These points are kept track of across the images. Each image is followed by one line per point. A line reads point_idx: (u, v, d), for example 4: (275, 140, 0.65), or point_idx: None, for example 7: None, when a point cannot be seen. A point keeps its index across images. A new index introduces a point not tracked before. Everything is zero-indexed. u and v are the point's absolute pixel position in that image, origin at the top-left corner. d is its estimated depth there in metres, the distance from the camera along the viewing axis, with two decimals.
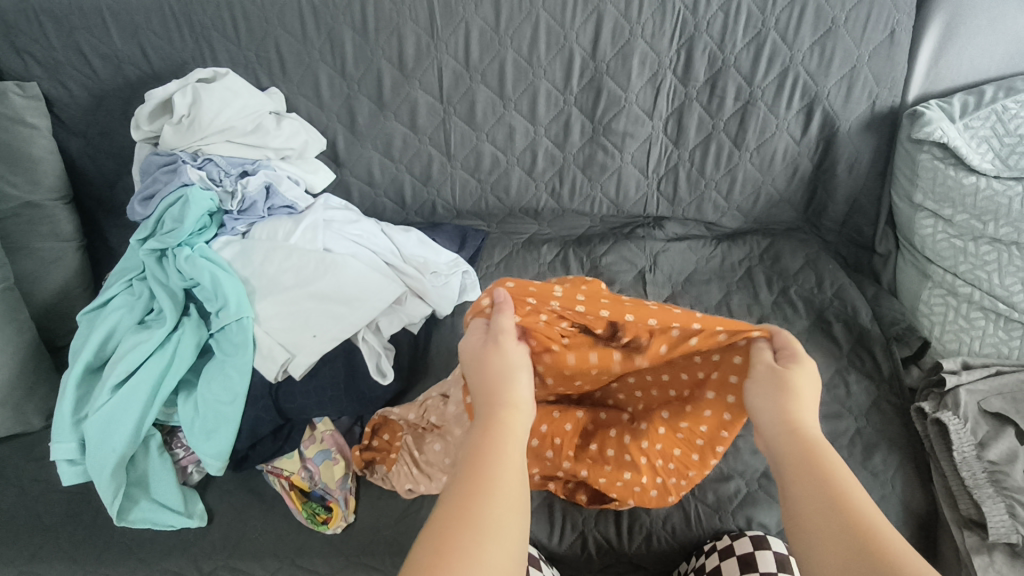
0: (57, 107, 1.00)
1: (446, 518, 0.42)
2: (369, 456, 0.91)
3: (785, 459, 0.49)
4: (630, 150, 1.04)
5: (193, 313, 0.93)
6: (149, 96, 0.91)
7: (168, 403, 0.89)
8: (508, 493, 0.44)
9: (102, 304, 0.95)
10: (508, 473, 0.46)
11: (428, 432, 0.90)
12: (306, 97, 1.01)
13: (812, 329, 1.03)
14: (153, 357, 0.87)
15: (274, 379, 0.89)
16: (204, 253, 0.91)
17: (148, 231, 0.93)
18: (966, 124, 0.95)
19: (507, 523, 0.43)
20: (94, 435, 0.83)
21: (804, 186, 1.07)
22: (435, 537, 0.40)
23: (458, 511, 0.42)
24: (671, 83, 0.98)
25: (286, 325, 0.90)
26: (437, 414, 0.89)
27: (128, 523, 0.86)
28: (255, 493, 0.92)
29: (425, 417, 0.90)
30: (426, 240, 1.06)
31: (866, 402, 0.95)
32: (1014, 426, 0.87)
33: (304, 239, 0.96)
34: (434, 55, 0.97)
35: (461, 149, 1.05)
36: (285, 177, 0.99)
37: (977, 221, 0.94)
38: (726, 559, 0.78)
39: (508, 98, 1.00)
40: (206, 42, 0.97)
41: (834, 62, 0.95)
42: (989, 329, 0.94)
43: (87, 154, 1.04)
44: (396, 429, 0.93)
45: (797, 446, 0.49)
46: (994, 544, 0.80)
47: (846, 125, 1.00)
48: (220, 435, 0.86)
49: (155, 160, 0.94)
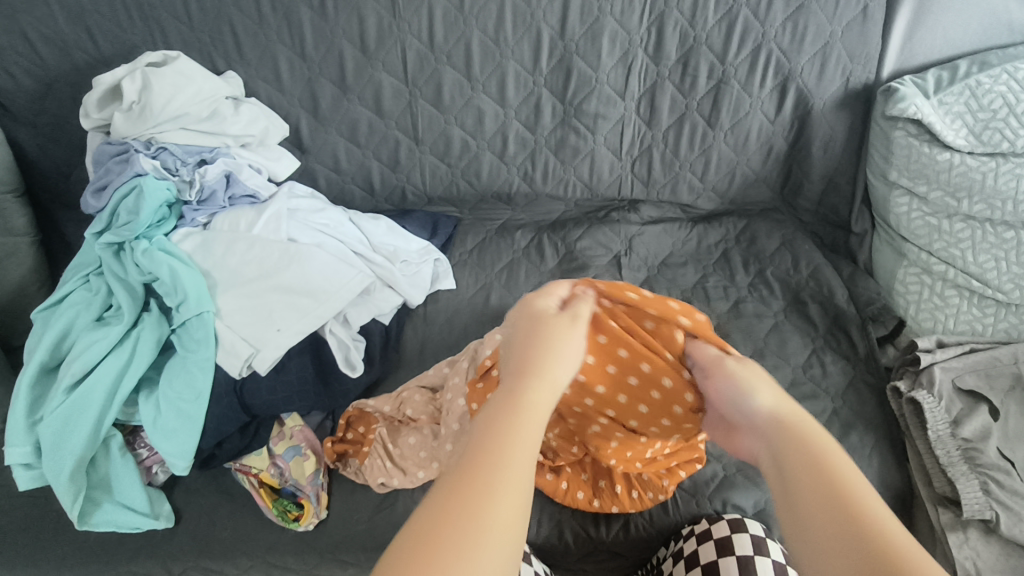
0: (2, 95, 0.95)
1: (444, 501, 0.39)
2: (342, 448, 0.89)
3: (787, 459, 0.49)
4: (603, 132, 1.02)
5: (153, 309, 0.89)
6: (97, 81, 0.87)
7: (129, 402, 0.86)
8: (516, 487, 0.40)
9: (56, 301, 0.91)
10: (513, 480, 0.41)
11: (404, 425, 0.90)
12: (265, 81, 0.97)
13: (788, 310, 1.02)
14: (111, 356, 0.84)
15: (238, 375, 0.85)
16: (162, 246, 0.88)
17: (103, 225, 0.90)
18: (940, 100, 0.94)
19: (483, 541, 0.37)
20: (49, 438, 0.80)
21: (779, 166, 1.05)
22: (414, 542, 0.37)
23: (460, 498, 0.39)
24: (642, 62, 0.96)
25: (250, 318, 0.87)
26: (413, 407, 0.89)
27: (89, 527, 0.83)
28: (223, 492, 0.89)
29: (401, 410, 0.90)
30: (396, 228, 1.03)
31: (843, 382, 0.95)
32: (987, 403, 0.87)
33: (267, 229, 0.93)
34: (397, 35, 0.94)
35: (429, 133, 1.02)
36: (245, 165, 0.96)
37: (951, 198, 0.93)
38: (704, 543, 0.77)
39: (475, 79, 0.97)
40: (158, 25, 0.92)
41: (807, 38, 0.93)
42: (963, 306, 0.95)
43: (37, 144, 0.99)
44: (372, 422, 0.91)
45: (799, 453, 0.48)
46: (969, 521, 0.80)
47: (820, 103, 0.98)
48: (183, 434, 0.83)
49: (108, 149, 0.90)
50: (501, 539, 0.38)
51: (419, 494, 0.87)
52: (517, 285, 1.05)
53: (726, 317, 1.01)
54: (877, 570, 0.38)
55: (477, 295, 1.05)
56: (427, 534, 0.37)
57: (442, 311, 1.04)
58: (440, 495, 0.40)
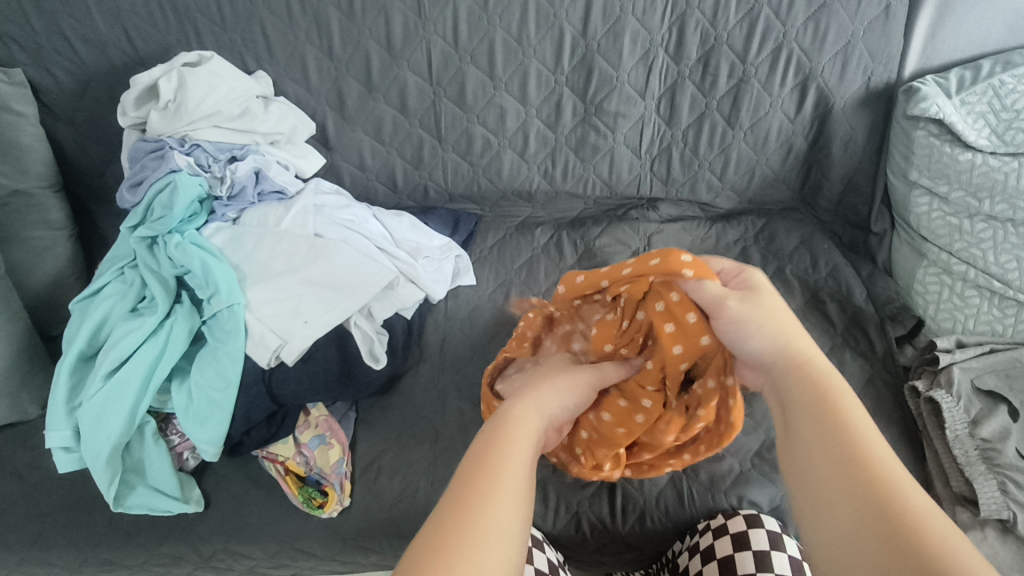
0: (43, 93, 0.98)
1: (461, 495, 0.40)
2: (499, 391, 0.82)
3: (793, 398, 0.49)
4: (623, 130, 1.03)
5: (185, 301, 0.93)
6: (134, 81, 0.89)
7: (162, 389, 0.89)
8: (515, 484, 0.41)
9: (93, 293, 0.95)
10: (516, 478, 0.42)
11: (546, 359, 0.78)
12: (294, 81, 1.00)
13: (806, 308, 1.02)
14: (146, 345, 0.88)
15: (267, 365, 0.88)
16: (194, 240, 0.92)
17: (137, 218, 0.93)
18: (962, 99, 0.94)
19: (495, 532, 0.37)
20: (87, 423, 0.84)
21: (799, 166, 1.06)
22: (437, 535, 0.37)
23: (474, 497, 0.39)
24: (663, 62, 0.97)
25: (278, 311, 0.89)
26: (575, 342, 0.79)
27: (124, 509, 0.86)
28: (251, 478, 0.92)
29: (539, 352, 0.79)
30: (419, 224, 1.06)
31: (860, 381, 0.95)
32: (1007, 404, 0.87)
33: (295, 224, 0.96)
34: (422, 36, 0.96)
35: (451, 131, 1.04)
36: (274, 162, 0.99)
37: (973, 198, 0.93)
38: (720, 537, 0.79)
39: (498, 78, 0.99)
40: (192, 26, 0.95)
41: (828, 38, 0.94)
42: (983, 307, 0.94)
43: (75, 141, 1.03)
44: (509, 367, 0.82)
45: (807, 380, 0.49)
46: (986, 521, 0.80)
47: (841, 102, 0.99)
48: (214, 421, 0.86)
49: (143, 146, 0.93)
50: (501, 546, 0.37)
51: (441, 484, 0.90)
52: (536, 281, 1.07)
53: None
54: (877, 516, 0.38)
55: (497, 290, 1.07)
56: (451, 520, 0.38)
57: (463, 306, 1.06)
58: (458, 490, 0.40)
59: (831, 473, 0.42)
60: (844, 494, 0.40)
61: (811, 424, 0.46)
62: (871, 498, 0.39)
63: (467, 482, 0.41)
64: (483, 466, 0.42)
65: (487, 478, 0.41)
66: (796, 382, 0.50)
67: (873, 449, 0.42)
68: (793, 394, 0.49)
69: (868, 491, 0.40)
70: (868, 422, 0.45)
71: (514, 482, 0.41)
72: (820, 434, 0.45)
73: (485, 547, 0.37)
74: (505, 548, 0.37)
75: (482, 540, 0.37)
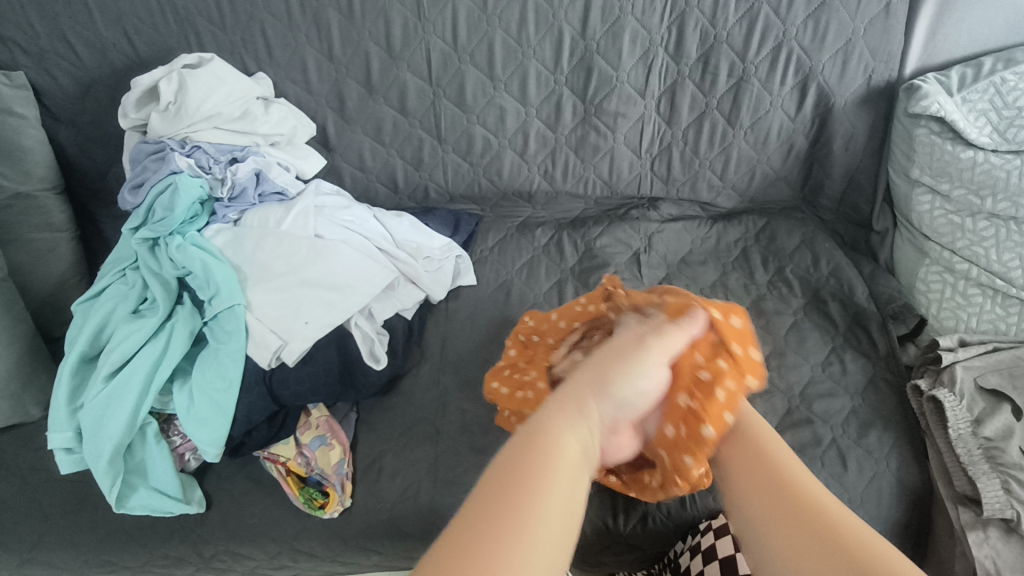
0: (45, 96, 0.99)
1: (493, 495, 0.38)
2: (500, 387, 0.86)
3: (731, 456, 0.53)
4: (623, 130, 1.03)
5: (186, 302, 0.93)
6: (135, 83, 0.90)
7: (163, 391, 0.89)
8: (570, 474, 0.40)
9: (95, 294, 0.95)
10: (569, 487, 0.39)
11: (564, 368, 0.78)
12: (294, 82, 1.00)
13: (808, 307, 1.02)
14: (147, 347, 0.88)
15: (268, 366, 0.88)
16: (195, 241, 0.92)
17: (139, 220, 0.94)
18: (964, 97, 0.94)
19: (542, 538, 0.36)
20: (90, 424, 0.84)
21: (800, 164, 1.06)
22: (463, 542, 0.36)
23: (509, 495, 0.38)
24: (662, 61, 0.97)
25: (278, 312, 0.90)
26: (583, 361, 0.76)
27: (126, 510, 0.87)
28: (252, 479, 0.92)
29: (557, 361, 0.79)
30: (420, 225, 1.06)
31: (862, 380, 0.95)
32: (1010, 403, 0.87)
33: (295, 225, 0.96)
34: (422, 37, 0.96)
35: (452, 131, 1.04)
36: (274, 164, 0.99)
37: (975, 196, 0.93)
38: (721, 537, 0.78)
39: (498, 78, 0.99)
40: (192, 28, 0.95)
41: (828, 36, 0.93)
42: (986, 305, 0.94)
43: (77, 144, 1.03)
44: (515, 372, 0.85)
45: (740, 441, 0.54)
46: (989, 521, 0.80)
47: (842, 101, 0.98)
48: (215, 422, 0.86)
49: (144, 148, 0.94)
50: (549, 552, 0.36)
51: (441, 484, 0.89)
52: (536, 281, 1.07)
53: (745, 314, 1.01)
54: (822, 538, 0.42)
55: (497, 291, 1.07)
56: (480, 522, 0.37)
57: (464, 306, 1.06)
58: (482, 492, 0.39)
59: (776, 508, 0.46)
60: (790, 525, 0.44)
61: (744, 471, 0.51)
62: (816, 522, 0.44)
63: (502, 472, 0.39)
64: (525, 460, 0.40)
65: (532, 482, 0.39)
66: (732, 443, 0.54)
67: (821, 496, 0.46)
68: (726, 453, 0.54)
69: (807, 515, 0.44)
70: (803, 465, 0.49)
71: (565, 480, 0.40)
72: (761, 472, 0.50)
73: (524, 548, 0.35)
74: (551, 555, 0.36)
75: (526, 532, 0.36)
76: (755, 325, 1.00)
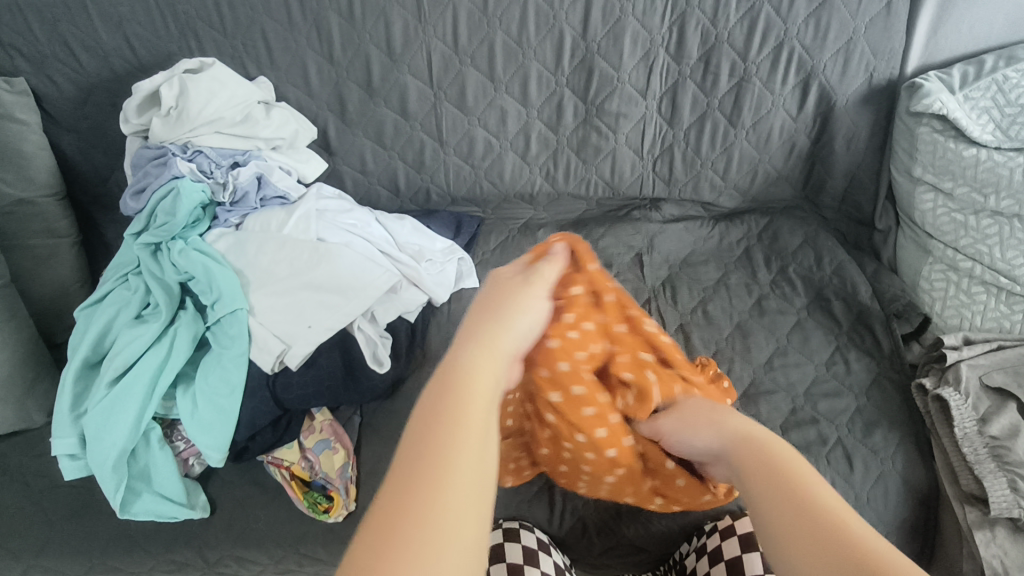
0: (46, 102, 0.99)
1: (407, 484, 0.37)
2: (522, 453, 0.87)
3: (778, 525, 0.47)
4: (625, 131, 1.03)
5: (189, 307, 0.93)
6: (136, 88, 0.90)
7: (167, 396, 0.89)
8: (472, 473, 0.38)
9: (98, 299, 0.96)
10: (473, 453, 0.39)
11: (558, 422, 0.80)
12: (295, 86, 1.00)
13: (811, 307, 1.02)
14: (151, 351, 0.88)
15: (271, 370, 0.88)
16: (198, 247, 0.92)
17: (141, 225, 0.94)
18: (966, 95, 0.94)
19: (454, 541, 0.35)
20: (93, 429, 0.85)
21: (802, 163, 1.05)
22: (379, 527, 0.35)
23: (425, 481, 0.37)
24: (663, 62, 0.97)
25: (281, 316, 0.89)
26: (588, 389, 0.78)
27: (130, 515, 0.87)
28: (256, 483, 0.92)
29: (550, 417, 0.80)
30: (421, 228, 1.06)
31: (867, 380, 0.94)
32: (1016, 402, 0.86)
33: (298, 229, 0.96)
34: (422, 39, 0.96)
35: (453, 134, 1.04)
36: (276, 167, 0.98)
37: (977, 194, 0.92)
38: (727, 539, 0.78)
39: (499, 80, 0.99)
40: (193, 33, 0.95)
41: (829, 35, 0.93)
42: (990, 303, 0.93)
43: (78, 149, 1.03)
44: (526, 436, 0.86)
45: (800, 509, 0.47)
46: (996, 520, 0.79)
47: (844, 100, 0.98)
48: (218, 427, 0.86)
49: (146, 153, 0.93)
50: (463, 543, 0.35)
51: None
52: None
53: (748, 314, 1.01)
54: None
55: None
56: (392, 516, 0.35)
57: (467, 309, 1.06)
58: (398, 486, 0.37)
59: None
60: None
61: (799, 545, 0.45)
62: None
63: (418, 457, 0.39)
64: (429, 441, 0.39)
65: (441, 463, 0.38)
66: (791, 511, 0.48)
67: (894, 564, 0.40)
68: (771, 520, 0.48)
69: None
70: (880, 537, 0.43)
71: (467, 456, 0.39)
72: (827, 547, 0.43)
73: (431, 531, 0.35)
74: (470, 543, 0.36)
75: (434, 523, 0.35)
76: (759, 325, 1.00)
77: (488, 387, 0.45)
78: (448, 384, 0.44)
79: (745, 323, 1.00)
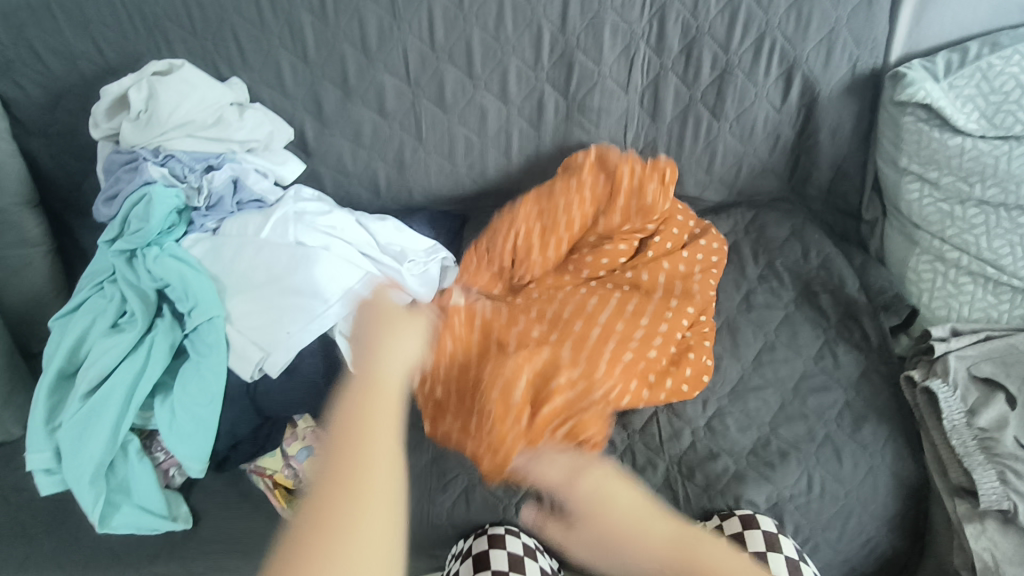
0: (15, 109, 0.96)
1: (333, 483, 0.44)
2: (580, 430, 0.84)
3: None
4: (607, 126, 1.01)
5: (166, 315, 0.92)
6: (104, 92, 0.88)
7: (145, 406, 0.88)
8: (390, 472, 0.45)
9: (72, 309, 0.93)
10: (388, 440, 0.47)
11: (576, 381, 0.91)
12: (269, 86, 0.98)
13: (799, 301, 1.01)
14: (128, 361, 0.86)
15: (251, 378, 0.87)
16: (173, 252, 0.90)
17: (115, 232, 0.92)
18: (950, 83, 0.92)
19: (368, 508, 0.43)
20: (69, 442, 0.83)
21: (787, 155, 1.04)
22: (304, 541, 0.42)
23: (346, 479, 0.44)
24: (645, 55, 0.95)
25: (259, 323, 0.88)
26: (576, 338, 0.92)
27: (110, 530, 0.84)
28: (239, 492, 0.92)
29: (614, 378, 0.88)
30: (403, 228, 1.03)
31: (856, 373, 0.94)
32: (1005, 392, 0.86)
33: (275, 232, 0.94)
34: (398, 37, 0.94)
35: (433, 132, 1.02)
36: (251, 170, 0.96)
37: (964, 182, 0.92)
38: (716, 540, 0.78)
39: (478, 77, 0.97)
40: (162, 35, 0.93)
41: (811, 24, 0.92)
42: (978, 293, 0.93)
43: (49, 155, 1.01)
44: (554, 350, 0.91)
45: None
46: (986, 512, 0.79)
47: (828, 90, 0.97)
48: (198, 437, 0.84)
49: (117, 158, 0.91)
50: (376, 520, 0.43)
51: (433, 492, 0.88)
52: None
53: (736, 309, 1.01)
54: None
55: None
56: (323, 517, 0.43)
57: None
58: (311, 508, 0.44)
59: None
60: None
61: None
62: None
63: (336, 473, 0.45)
64: (351, 438, 0.47)
65: (360, 471, 0.45)
66: None
67: None
68: None
69: None
70: None
71: (386, 438, 0.47)
72: None
73: (358, 524, 0.42)
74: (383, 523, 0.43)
75: (354, 527, 0.42)
76: (747, 320, 1.00)
77: (398, 380, 0.53)
78: (353, 424, 0.48)
79: (732, 318, 1.00)
